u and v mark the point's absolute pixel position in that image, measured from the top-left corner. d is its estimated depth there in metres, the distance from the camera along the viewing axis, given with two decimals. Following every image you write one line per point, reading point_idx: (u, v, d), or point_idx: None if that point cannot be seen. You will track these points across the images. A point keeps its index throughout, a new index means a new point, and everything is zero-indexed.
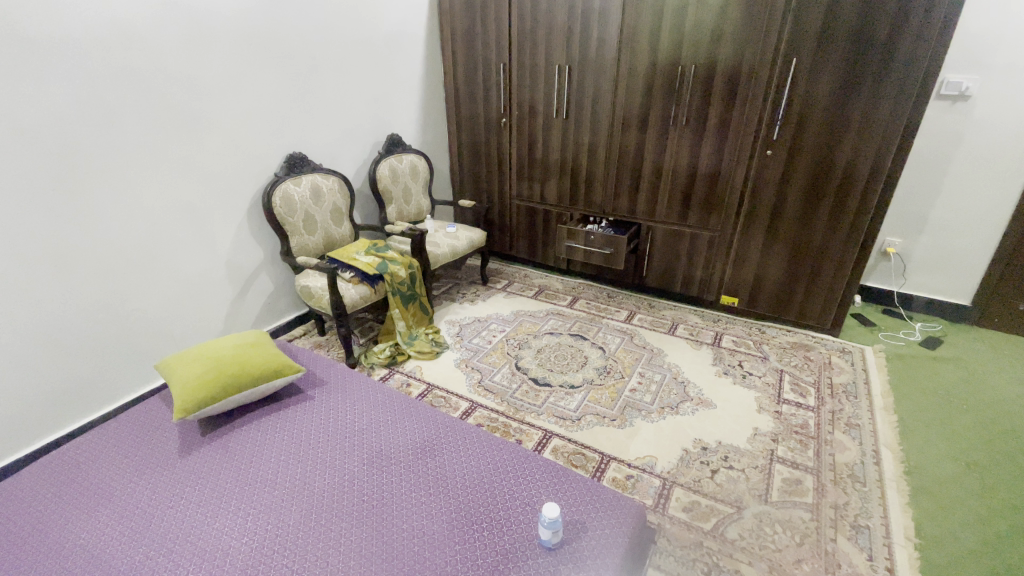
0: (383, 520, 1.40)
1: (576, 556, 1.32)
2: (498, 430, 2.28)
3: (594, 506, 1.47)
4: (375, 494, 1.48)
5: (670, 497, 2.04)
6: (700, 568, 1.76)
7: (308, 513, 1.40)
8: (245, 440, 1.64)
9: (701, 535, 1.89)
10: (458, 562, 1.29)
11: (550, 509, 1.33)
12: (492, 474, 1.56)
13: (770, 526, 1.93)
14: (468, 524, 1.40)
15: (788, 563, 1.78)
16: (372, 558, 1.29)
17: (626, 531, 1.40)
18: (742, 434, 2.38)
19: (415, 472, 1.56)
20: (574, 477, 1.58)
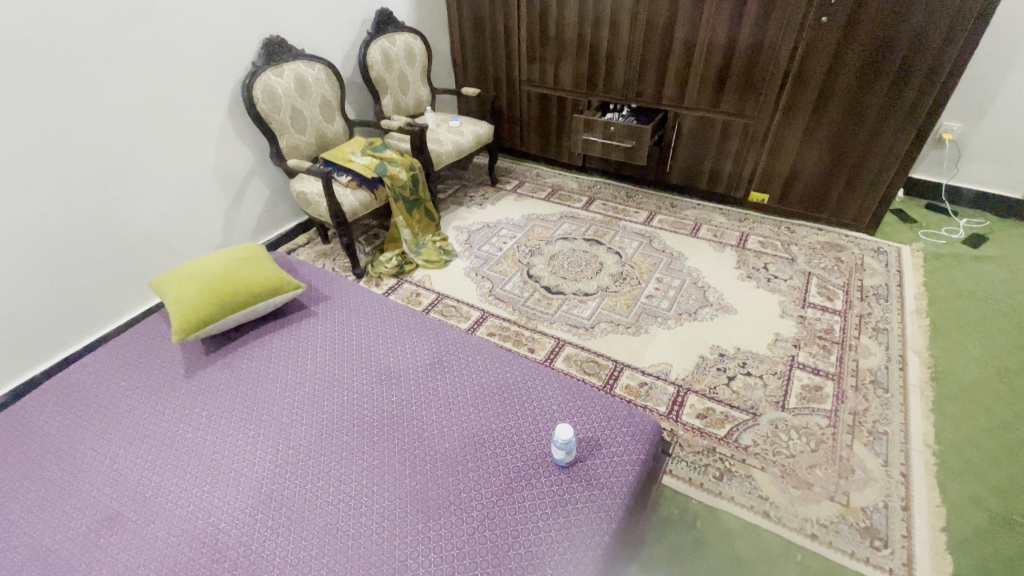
0: (393, 437, 1.38)
1: (590, 474, 1.30)
2: (509, 339, 2.23)
3: (610, 424, 1.42)
4: (384, 411, 1.45)
5: (684, 404, 2.00)
6: (712, 474, 1.77)
7: (318, 431, 1.39)
8: (249, 359, 1.60)
9: (714, 442, 1.87)
10: (470, 480, 1.29)
11: (563, 430, 1.28)
12: (504, 390, 1.51)
13: (784, 432, 1.91)
14: (480, 442, 1.37)
15: (801, 469, 1.78)
16: (384, 478, 1.29)
17: (641, 450, 1.36)
18: (762, 340, 2.30)
19: (424, 389, 1.51)
20: (590, 393, 1.52)
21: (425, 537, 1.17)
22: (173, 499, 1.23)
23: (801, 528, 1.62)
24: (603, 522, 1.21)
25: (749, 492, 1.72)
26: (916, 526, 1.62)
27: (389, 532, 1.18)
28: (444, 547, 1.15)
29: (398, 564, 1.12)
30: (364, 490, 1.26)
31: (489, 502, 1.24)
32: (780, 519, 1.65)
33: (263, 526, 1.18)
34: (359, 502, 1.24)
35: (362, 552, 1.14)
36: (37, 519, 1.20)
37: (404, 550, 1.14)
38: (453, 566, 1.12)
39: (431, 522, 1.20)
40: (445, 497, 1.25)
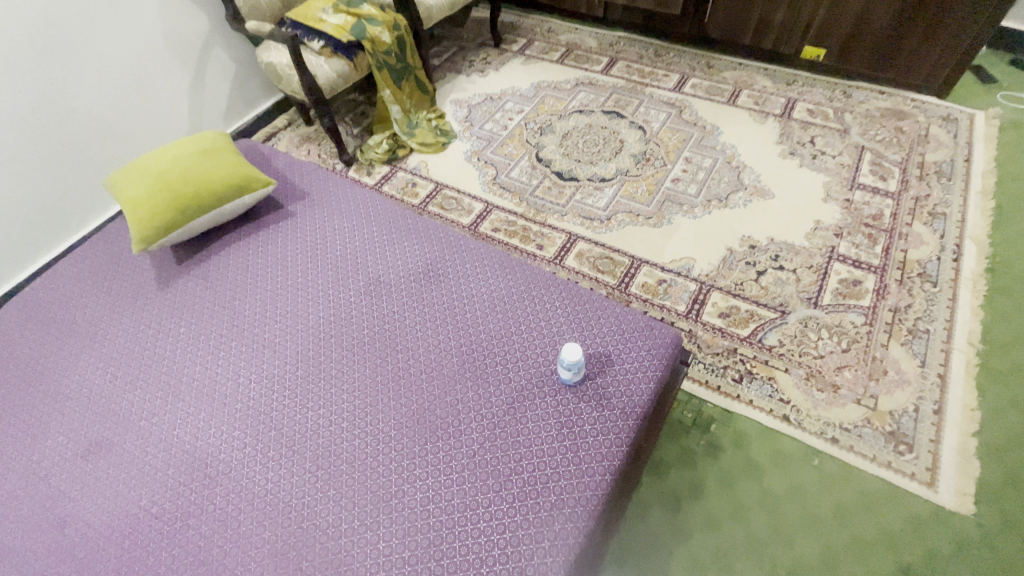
0: (384, 353, 1.27)
1: (601, 393, 1.18)
2: (516, 235, 2.02)
3: (624, 337, 1.28)
4: (375, 325, 1.32)
5: (706, 302, 1.84)
6: (730, 377, 1.66)
7: (303, 348, 1.28)
8: (223, 268, 1.44)
9: (735, 343, 1.74)
10: (469, 401, 1.18)
11: (571, 351, 1.14)
12: (506, 300, 1.35)
13: (814, 332, 1.75)
14: (479, 358, 1.25)
15: (828, 371, 1.66)
16: (376, 399, 1.19)
17: (658, 366, 1.23)
18: (800, 229, 2.05)
19: (418, 299, 1.36)
20: (602, 302, 1.36)
21: (421, 461, 1.10)
22: (159, 423, 1.18)
23: (822, 432, 1.53)
24: (613, 446, 1.11)
25: (768, 396, 1.62)
26: (946, 430, 1.53)
27: (384, 456, 1.11)
28: (443, 472, 1.09)
29: (394, 490, 1.07)
30: (356, 412, 1.18)
31: (490, 423, 1.15)
32: (800, 422, 1.56)
33: (253, 451, 1.13)
34: (350, 424, 1.16)
35: (357, 476, 1.09)
36: (27, 444, 1.17)
37: (400, 474, 1.09)
38: (451, 492, 1.06)
39: (428, 444, 1.13)
40: (442, 419, 1.16)
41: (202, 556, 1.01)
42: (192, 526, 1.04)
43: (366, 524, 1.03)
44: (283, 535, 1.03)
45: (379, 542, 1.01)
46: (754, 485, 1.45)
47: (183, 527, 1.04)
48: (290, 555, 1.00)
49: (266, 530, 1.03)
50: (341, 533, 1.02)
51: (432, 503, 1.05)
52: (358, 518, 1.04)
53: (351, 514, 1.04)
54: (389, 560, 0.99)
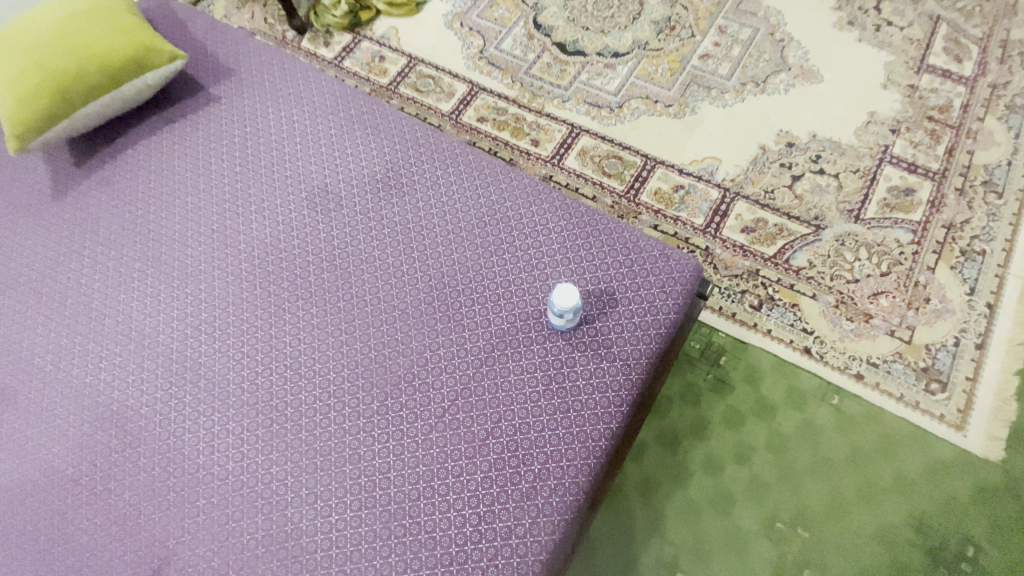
0: (334, 286, 1.02)
1: (599, 341, 0.97)
2: (507, 126, 1.68)
3: (631, 270, 1.03)
4: (323, 249, 1.06)
5: (728, 214, 1.55)
6: (748, 303, 1.43)
7: (234, 278, 1.03)
8: (133, 172, 1.15)
9: (758, 263, 1.49)
10: (438, 350, 0.97)
11: (569, 295, 0.93)
12: (487, 221, 1.08)
13: (851, 252, 1.50)
14: (452, 294, 1.02)
15: (861, 298, 1.44)
16: (325, 344, 0.98)
17: (671, 307, 1.00)
18: (849, 124, 1.70)
19: (377, 217, 1.09)
20: (607, 222, 1.09)
21: (380, 421, 0.92)
22: (67, 369, 0.98)
23: (846, 367, 1.35)
24: (611, 406, 0.92)
25: (789, 325, 1.41)
26: (986, 368, 1.36)
27: (335, 414, 0.93)
28: (406, 435, 0.91)
29: (348, 455, 0.90)
30: (301, 360, 0.97)
31: (463, 377, 0.95)
32: (822, 356, 1.37)
33: (179, 406, 0.94)
34: (292, 375, 0.95)
35: (303, 436, 0.91)
36: None
37: (355, 436, 0.91)
38: (416, 459, 0.89)
39: (388, 400, 0.93)
40: (405, 371, 0.95)
41: (128, 525, 0.87)
42: (116, 491, 0.89)
43: (315, 494, 0.87)
44: (218, 503, 0.87)
45: (331, 515, 0.86)
46: (763, 426, 1.30)
47: (103, 492, 0.89)
48: (229, 527, 0.86)
49: (198, 497, 0.88)
50: (287, 502, 0.87)
51: (392, 472, 0.89)
52: (305, 486, 0.88)
53: (297, 481, 0.88)
54: (342, 534, 0.85)
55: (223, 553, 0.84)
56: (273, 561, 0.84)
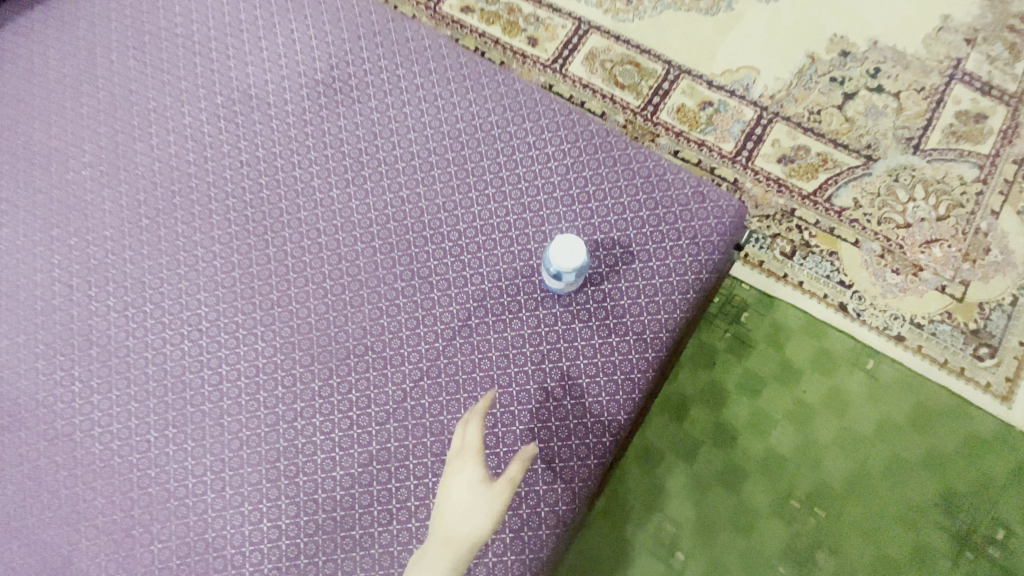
0: (272, 239, 0.83)
1: (607, 310, 0.78)
2: (498, 19, 1.35)
3: (651, 217, 0.81)
4: (259, 190, 0.85)
5: (764, 139, 1.28)
6: (778, 250, 1.21)
7: (162, 224, 0.85)
8: (33, 84, 0.92)
9: (794, 201, 1.24)
10: (399, 319, 0.80)
11: (575, 257, 0.75)
12: (463, 151, 0.86)
13: (905, 190, 1.26)
14: (416, 249, 0.82)
15: (911, 247, 1.22)
16: (259, 310, 0.81)
17: (700, 267, 0.79)
18: (917, 29, 1.38)
19: (324, 146, 0.87)
20: (619, 152, 0.85)
21: (325, 405, 0.77)
22: None
23: (885, 328, 1.16)
24: (618, 394, 0.76)
25: (825, 277, 1.19)
26: None
27: (269, 396, 0.77)
28: (359, 423, 0.76)
29: (284, 446, 0.75)
30: (232, 329, 0.80)
31: (428, 354, 0.78)
32: (859, 315, 1.17)
33: (92, 384, 0.79)
34: (222, 348, 0.79)
35: (235, 422, 0.77)
36: None
37: (297, 423, 0.76)
38: (369, 452, 0.75)
39: (337, 379, 0.78)
40: (358, 345, 0.79)
41: (56, 514, 0.75)
42: (24, 481, 0.76)
43: (247, 490, 0.74)
44: (137, 499, 0.75)
45: (269, 513, 0.73)
46: (784, 393, 1.14)
47: (24, 480, 0.76)
48: (153, 525, 0.74)
49: (133, 484, 0.75)
50: (219, 497, 0.74)
51: (341, 468, 0.74)
52: (238, 479, 0.75)
53: (228, 474, 0.75)
54: (281, 530, 0.73)
55: (161, 551, 0.73)
56: (200, 562, 0.72)
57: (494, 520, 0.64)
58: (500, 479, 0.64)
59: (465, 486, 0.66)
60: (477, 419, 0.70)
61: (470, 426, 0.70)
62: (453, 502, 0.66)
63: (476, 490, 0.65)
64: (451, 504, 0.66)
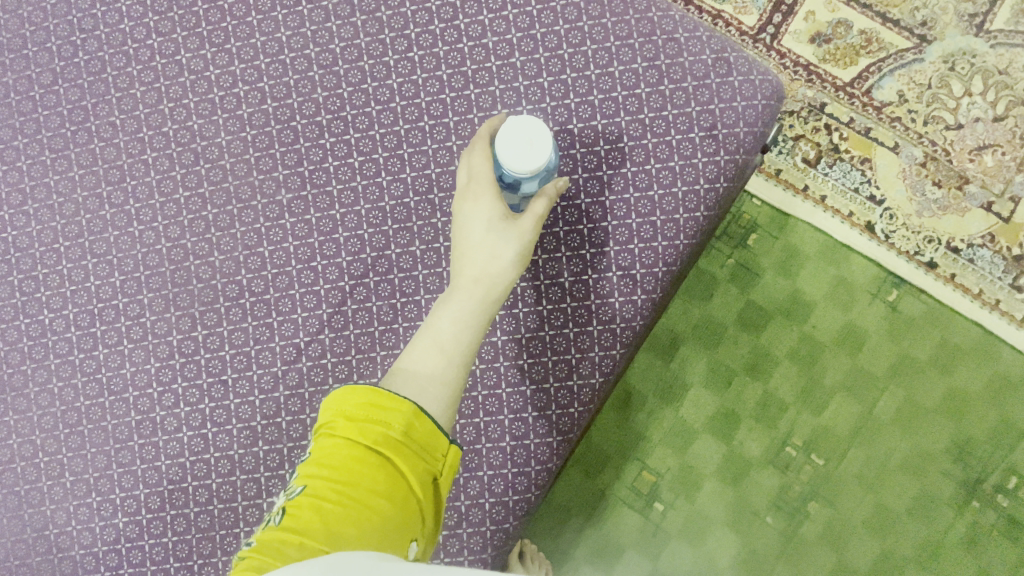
0: (129, 151, 0.65)
1: (581, 237, 0.62)
2: None
3: (639, 107, 0.61)
4: (115, 80, 0.65)
5: (797, 10, 1.01)
6: (800, 156, 0.99)
7: (14, 126, 0.66)
8: None
9: (826, 93, 1.00)
10: (298, 255, 0.63)
11: (533, 156, 0.53)
12: (376, 21, 0.64)
13: (961, 81, 1.01)
14: (323, 163, 0.63)
15: (959, 155, 1.00)
16: (115, 246, 0.64)
17: (703, 178, 0.61)
18: None
19: (190, 21, 0.65)
20: (597, 18, 0.62)
21: (210, 363, 0.63)
22: None
23: (916, 253, 0.98)
24: (592, 349, 0.62)
25: (852, 192, 0.98)
26: None
27: (134, 353, 0.63)
28: (254, 383, 0.62)
29: (161, 417, 0.63)
30: (88, 267, 0.64)
31: (339, 298, 0.62)
32: (887, 237, 0.98)
33: None
34: (78, 294, 0.64)
35: (100, 385, 0.63)
36: None
37: (177, 384, 0.63)
38: (268, 420, 0.62)
39: (225, 329, 0.63)
40: (247, 288, 0.63)
41: None
42: None
43: (122, 468, 0.62)
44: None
45: (148, 502, 0.62)
46: (791, 330, 0.98)
47: None
48: (44, 501, 0.63)
49: (14, 455, 0.64)
50: (113, 463, 0.63)
51: (235, 444, 0.62)
52: (113, 458, 0.63)
53: (99, 452, 0.63)
54: (164, 520, 0.62)
55: (54, 532, 0.63)
56: (76, 550, 0.62)
57: (523, 258, 0.57)
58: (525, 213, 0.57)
59: (483, 225, 0.57)
60: (483, 147, 0.59)
61: (476, 157, 0.58)
62: (472, 244, 0.57)
63: (495, 228, 0.57)
64: (469, 245, 0.58)
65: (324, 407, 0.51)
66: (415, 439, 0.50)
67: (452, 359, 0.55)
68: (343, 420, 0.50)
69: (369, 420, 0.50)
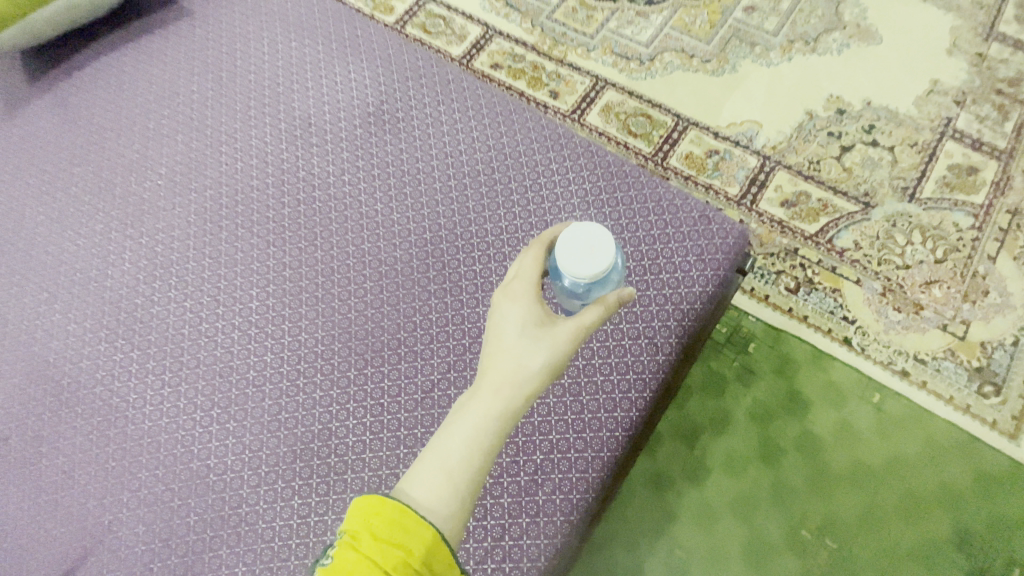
0: (307, 247, 0.91)
1: (627, 319, 0.86)
2: (524, 75, 1.56)
3: (661, 239, 0.91)
4: (297, 203, 0.94)
5: (768, 185, 1.39)
6: (783, 285, 1.28)
7: (214, 224, 0.93)
8: (111, 96, 1.03)
9: (797, 241, 1.32)
10: (421, 325, 0.86)
11: (592, 257, 0.70)
12: (488, 176, 0.96)
13: (903, 234, 1.33)
14: (446, 263, 0.90)
15: (911, 288, 1.27)
16: (287, 312, 0.87)
17: (708, 281, 0.89)
18: (908, 92, 1.49)
19: (361, 174, 0.96)
20: (627, 188, 0.95)
21: (345, 399, 0.82)
22: (2, 315, 0.88)
23: (889, 364, 1.20)
24: (638, 394, 0.83)
25: (829, 313, 1.25)
26: None
27: (292, 385, 0.82)
28: (387, 410, 0.81)
29: (304, 432, 0.80)
30: (268, 318, 0.86)
31: (461, 349, 0.85)
32: (863, 350, 1.22)
33: (109, 380, 0.83)
34: (256, 346, 0.85)
35: (259, 414, 0.81)
36: None
37: (318, 415, 0.81)
38: (391, 443, 0.79)
39: (357, 373, 0.83)
40: (378, 348, 0.85)
41: (80, 498, 0.77)
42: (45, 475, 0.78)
43: (266, 471, 0.78)
44: (165, 477, 0.77)
45: (282, 512, 0.75)
46: (793, 424, 1.17)
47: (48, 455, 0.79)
48: (196, 504, 0.76)
49: (173, 469, 0.78)
50: (258, 479, 0.77)
51: (360, 465, 0.78)
52: (261, 472, 0.77)
53: (251, 467, 0.78)
54: (292, 527, 0.75)
55: (190, 536, 0.74)
56: (222, 549, 0.74)
57: (547, 364, 0.70)
58: (564, 323, 0.71)
59: (519, 330, 0.71)
60: (539, 253, 0.77)
61: (529, 259, 0.76)
62: (505, 346, 0.70)
63: (528, 334, 0.70)
64: (503, 345, 0.71)
65: (355, 519, 0.59)
66: (428, 567, 0.58)
67: (456, 474, 0.64)
68: (369, 538, 0.58)
69: (392, 543, 0.57)
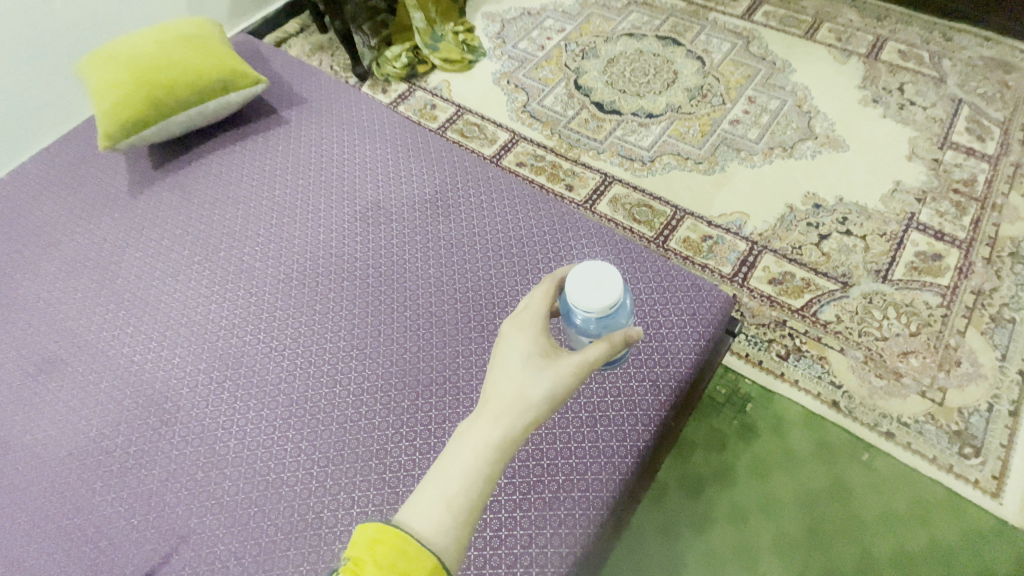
0: (369, 303, 1.11)
1: (634, 367, 1.03)
2: (544, 172, 1.85)
3: (662, 303, 1.10)
4: (364, 268, 1.15)
5: (756, 265, 1.59)
6: (774, 352, 1.44)
7: (296, 282, 1.14)
8: (217, 180, 1.29)
9: (785, 314, 1.50)
10: (463, 368, 1.03)
11: (601, 295, 0.83)
12: (519, 250, 1.17)
13: (879, 310, 1.50)
14: (483, 318, 1.09)
15: (890, 357, 1.42)
16: (351, 356, 1.05)
17: (702, 338, 1.06)
18: (875, 190, 1.73)
19: (416, 246, 1.18)
20: (633, 262, 1.15)
21: (398, 427, 0.97)
22: (116, 351, 1.07)
23: (875, 425, 1.32)
24: (644, 432, 0.97)
25: (817, 377, 1.40)
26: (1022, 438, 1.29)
27: (354, 415, 0.98)
28: (433, 436, 0.96)
29: (362, 453, 0.94)
30: (337, 359, 1.04)
31: None
32: (850, 411, 1.35)
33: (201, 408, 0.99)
34: (323, 381, 1.02)
35: (325, 438, 0.96)
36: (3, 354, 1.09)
37: (374, 442, 0.96)
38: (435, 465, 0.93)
39: (410, 405, 0.99)
40: (426, 386, 1.01)
41: (171, 504, 0.90)
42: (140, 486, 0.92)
43: (329, 484, 0.92)
44: (245, 487, 0.92)
45: (342, 518, 0.89)
46: (790, 479, 1.27)
47: (144, 467, 0.94)
48: (269, 510, 0.90)
49: (250, 482, 0.92)
50: (322, 490, 0.91)
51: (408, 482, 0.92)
52: (325, 486, 0.91)
53: (316, 482, 0.92)
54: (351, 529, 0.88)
55: (262, 538, 0.87)
56: (289, 550, 0.86)
57: (548, 392, 0.78)
58: (565, 358, 0.80)
59: (523, 362, 0.81)
60: (548, 291, 0.89)
61: (540, 296, 0.88)
62: (509, 375, 0.79)
63: (532, 365, 0.80)
64: (508, 373, 0.80)
65: (362, 548, 0.67)
66: None
67: (458, 496, 0.71)
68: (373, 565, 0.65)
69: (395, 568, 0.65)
